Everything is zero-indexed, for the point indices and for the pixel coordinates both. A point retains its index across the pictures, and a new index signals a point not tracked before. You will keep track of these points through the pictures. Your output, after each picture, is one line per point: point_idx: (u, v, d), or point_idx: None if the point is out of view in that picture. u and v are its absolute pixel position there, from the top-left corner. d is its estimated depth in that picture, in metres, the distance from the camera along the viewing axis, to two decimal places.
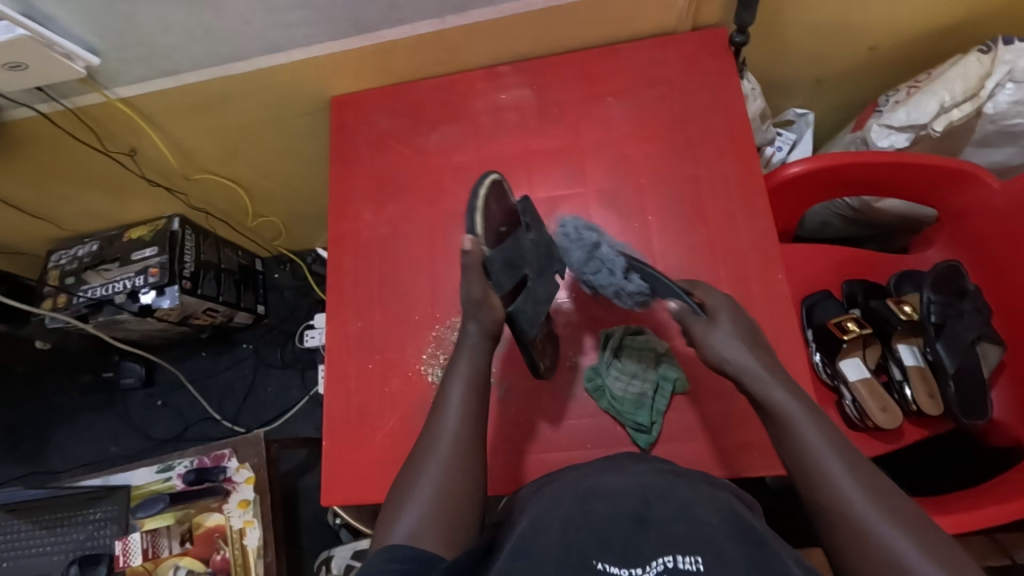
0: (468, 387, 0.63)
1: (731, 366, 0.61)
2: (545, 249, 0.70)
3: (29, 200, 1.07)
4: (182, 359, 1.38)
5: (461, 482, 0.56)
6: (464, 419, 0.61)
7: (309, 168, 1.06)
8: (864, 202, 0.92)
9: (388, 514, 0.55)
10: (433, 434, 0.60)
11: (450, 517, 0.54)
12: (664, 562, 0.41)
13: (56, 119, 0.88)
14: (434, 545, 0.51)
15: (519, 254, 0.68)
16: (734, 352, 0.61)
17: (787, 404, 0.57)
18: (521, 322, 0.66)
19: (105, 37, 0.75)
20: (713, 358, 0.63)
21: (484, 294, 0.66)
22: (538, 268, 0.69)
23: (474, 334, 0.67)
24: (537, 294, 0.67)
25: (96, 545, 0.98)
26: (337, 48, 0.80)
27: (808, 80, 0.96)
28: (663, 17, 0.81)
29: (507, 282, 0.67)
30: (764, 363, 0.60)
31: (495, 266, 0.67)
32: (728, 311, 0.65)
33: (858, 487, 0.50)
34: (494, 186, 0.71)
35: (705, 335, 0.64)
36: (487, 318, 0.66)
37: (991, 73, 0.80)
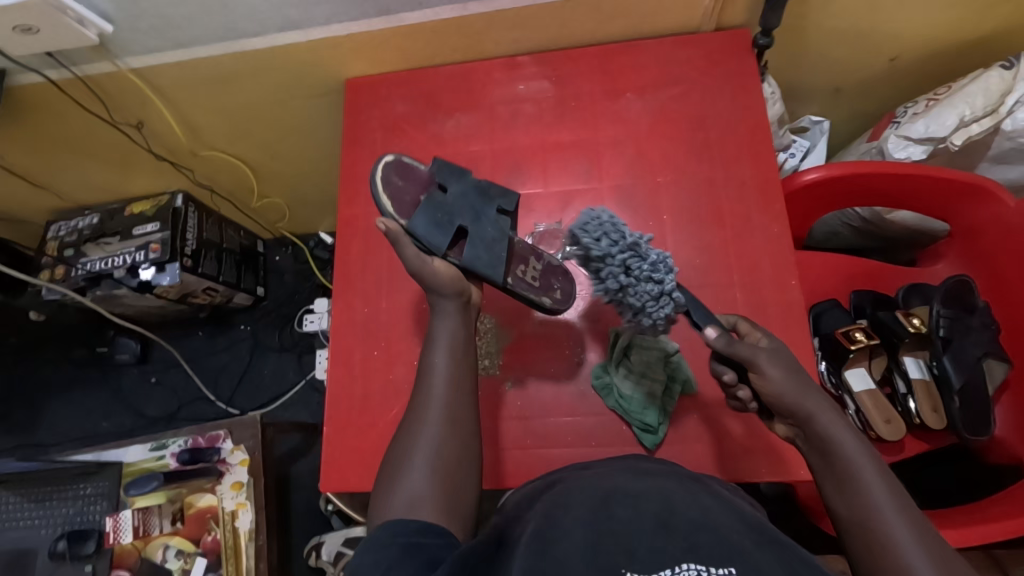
0: (450, 353, 0.60)
1: (800, 407, 0.54)
2: (471, 195, 0.69)
3: (30, 167, 1.05)
4: (179, 338, 1.36)
5: (456, 452, 0.55)
6: (454, 382, 0.58)
7: (317, 149, 1.05)
8: (875, 213, 0.91)
9: (383, 487, 0.54)
10: (422, 402, 0.57)
11: (448, 486, 0.53)
12: (694, 569, 0.39)
13: (64, 85, 0.86)
14: (431, 515, 0.50)
15: (445, 210, 0.66)
16: (801, 392, 0.54)
17: (856, 455, 0.51)
18: (479, 268, 0.64)
19: (119, 4, 0.74)
20: (772, 395, 0.55)
21: (420, 263, 0.62)
22: (471, 216, 0.67)
23: (445, 305, 0.63)
24: (482, 234, 0.66)
25: (85, 521, 0.97)
26: (356, 29, 0.79)
27: (827, 88, 0.96)
28: (687, 16, 0.80)
29: (442, 241, 0.64)
30: (831, 406, 0.54)
31: (423, 229, 0.64)
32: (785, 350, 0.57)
33: (924, 548, 0.46)
34: (392, 165, 0.68)
35: (767, 369, 0.55)
36: (447, 286, 0.63)
37: (1012, 88, 0.80)
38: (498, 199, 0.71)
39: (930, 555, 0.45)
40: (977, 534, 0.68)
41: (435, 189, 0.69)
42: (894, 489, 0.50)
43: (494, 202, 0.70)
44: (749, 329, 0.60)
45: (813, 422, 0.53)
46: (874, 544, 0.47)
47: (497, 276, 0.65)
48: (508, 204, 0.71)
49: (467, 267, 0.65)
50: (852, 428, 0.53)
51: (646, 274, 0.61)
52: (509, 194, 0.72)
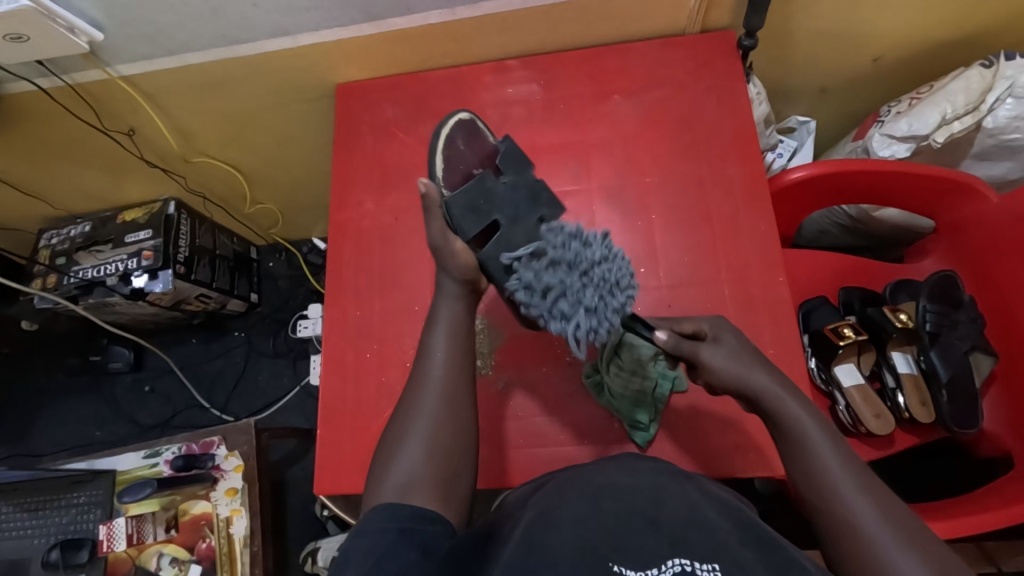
0: (450, 335, 0.60)
1: (746, 385, 0.57)
2: (523, 192, 0.66)
3: (22, 176, 1.05)
4: (173, 346, 1.36)
5: (451, 439, 0.54)
6: (451, 368, 0.58)
7: (309, 155, 1.05)
8: (862, 211, 0.92)
9: (376, 471, 0.54)
10: (419, 385, 0.57)
11: (443, 474, 0.52)
12: (680, 565, 0.40)
13: (56, 94, 0.87)
14: (426, 501, 0.50)
15: (487, 201, 0.64)
16: (745, 369, 0.57)
17: (801, 417, 0.53)
18: (491, 268, 0.63)
19: (110, 13, 0.74)
20: (726, 383, 0.58)
21: (443, 239, 0.63)
22: (512, 214, 0.64)
23: (449, 286, 0.63)
24: (509, 238, 0.63)
25: (79, 530, 0.96)
26: (345, 35, 0.80)
27: (812, 88, 0.97)
28: (673, 18, 0.81)
29: (472, 227, 0.63)
30: (780, 381, 0.56)
31: (459, 212, 0.63)
32: (731, 333, 0.62)
33: (869, 502, 0.47)
34: (461, 128, 0.71)
35: (712, 359, 0.59)
36: (459, 269, 0.63)
37: (992, 87, 0.82)
38: (546, 210, 0.65)
39: (878, 511, 0.46)
40: (966, 525, 0.69)
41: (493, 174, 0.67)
42: (846, 455, 0.50)
43: (539, 210, 0.65)
44: (693, 322, 0.64)
45: (760, 400, 0.56)
46: (824, 499, 0.49)
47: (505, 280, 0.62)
48: (553, 215, 0.66)
49: (484, 262, 0.63)
50: (799, 398, 0.55)
51: (615, 252, 0.63)
52: (559, 208, 0.67)
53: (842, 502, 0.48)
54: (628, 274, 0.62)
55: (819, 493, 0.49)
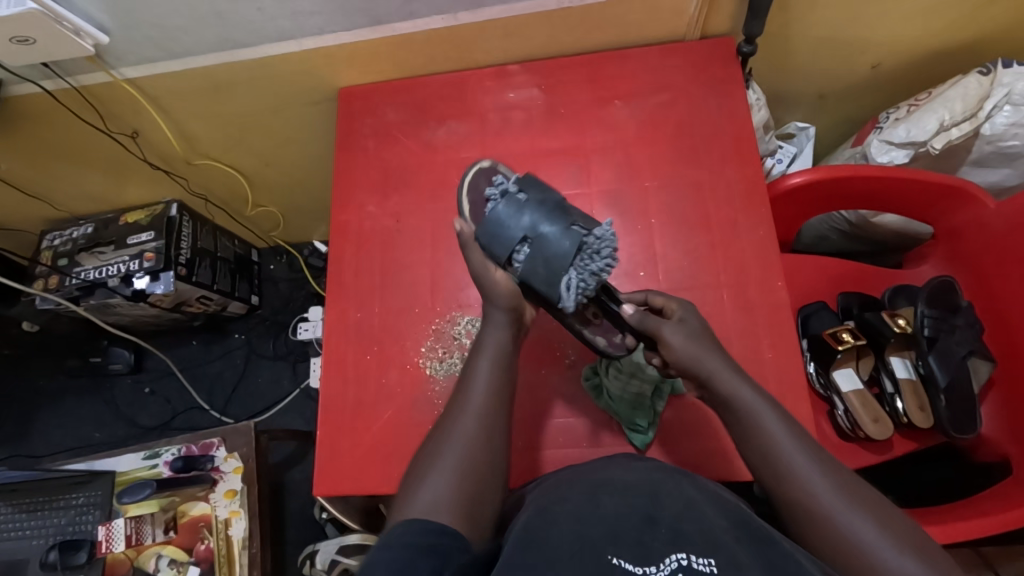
0: (495, 363, 0.61)
1: (700, 368, 0.58)
2: (550, 205, 0.66)
3: (26, 177, 1.06)
4: (173, 347, 1.36)
5: (484, 462, 0.55)
6: (491, 394, 0.59)
7: (311, 158, 1.06)
8: (861, 217, 0.94)
9: (405, 490, 0.53)
10: (458, 410, 0.58)
11: (472, 494, 0.52)
12: (678, 560, 0.41)
13: (61, 96, 0.87)
14: (454, 520, 0.49)
15: (512, 222, 0.65)
16: (699, 352, 0.58)
17: (753, 399, 0.56)
18: (536, 285, 0.64)
19: (115, 16, 0.75)
20: (678, 360, 0.59)
21: (483, 269, 0.65)
22: (541, 228, 0.64)
23: (498, 316, 0.64)
24: (544, 250, 0.63)
25: (77, 531, 0.96)
26: (348, 39, 0.80)
27: (812, 94, 0.98)
28: (673, 24, 0.82)
29: (503, 251, 0.65)
30: (730, 362, 0.58)
31: (488, 240, 0.65)
32: (690, 313, 0.62)
33: (826, 480, 0.50)
34: (484, 172, 0.75)
35: (671, 337, 0.59)
36: (504, 298, 0.63)
37: (989, 94, 0.83)
38: (576, 220, 0.65)
39: (832, 483, 0.50)
40: (965, 529, 0.69)
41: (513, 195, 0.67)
42: (795, 429, 0.54)
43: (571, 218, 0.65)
44: (661, 298, 0.65)
45: (713, 382, 0.57)
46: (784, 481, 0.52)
47: (553, 296, 0.63)
48: (586, 225, 0.65)
49: (524, 281, 0.65)
50: (749, 380, 0.57)
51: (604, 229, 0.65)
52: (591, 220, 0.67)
53: (801, 478, 0.51)
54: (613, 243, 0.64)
55: (779, 475, 0.52)
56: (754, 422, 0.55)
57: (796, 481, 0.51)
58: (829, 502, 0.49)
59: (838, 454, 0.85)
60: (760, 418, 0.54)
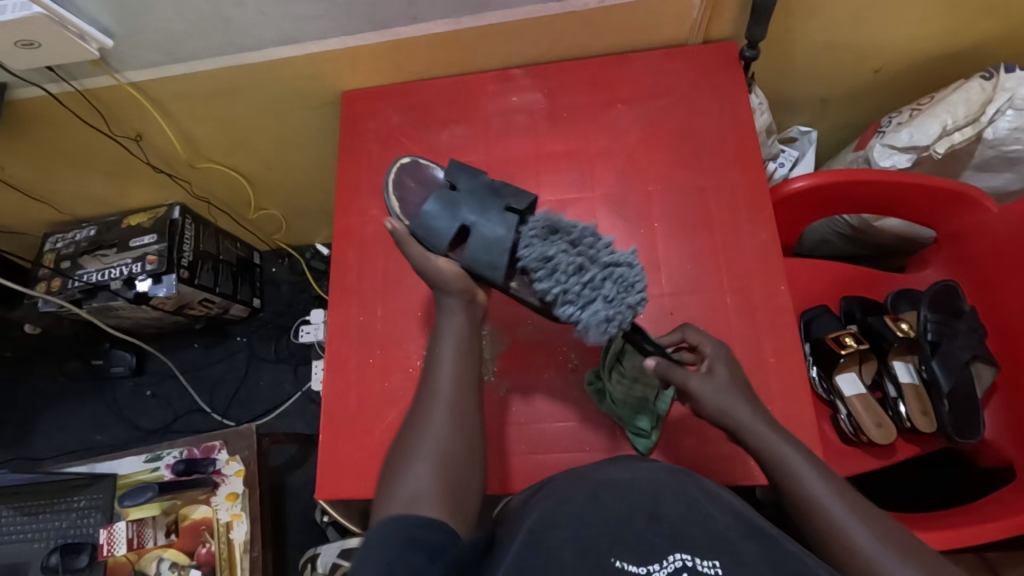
0: (456, 348, 0.61)
1: (730, 419, 0.59)
2: (481, 192, 0.69)
3: (29, 181, 1.06)
4: (175, 350, 1.36)
5: (458, 447, 0.55)
6: (457, 379, 0.59)
7: (313, 162, 1.06)
8: (863, 221, 0.94)
9: (386, 483, 0.54)
10: (427, 398, 0.58)
11: (450, 481, 0.53)
12: (681, 560, 0.40)
13: (65, 100, 0.88)
14: (431, 510, 0.50)
15: (447, 215, 0.67)
16: (730, 405, 0.59)
17: (790, 456, 0.54)
18: (481, 269, 0.65)
19: (120, 20, 0.75)
20: (708, 411, 0.60)
21: (425, 260, 0.65)
22: (478, 215, 0.67)
23: (450, 302, 0.65)
24: (483, 233, 0.65)
25: (78, 535, 0.95)
26: (351, 43, 0.81)
27: (814, 99, 0.98)
28: (675, 29, 0.82)
29: (441, 241, 0.67)
30: (762, 415, 0.58)
31: (422, 232, 0.68)
32: (724, 363, 0.63)
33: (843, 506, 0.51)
34: (407, 168, 0.76)
35: (700, 389, 0.61)
36: (452, 283, 0.65)
37: (992, 99, 0.83)
38: (508, 200, 0.68)
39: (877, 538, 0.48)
40: (971, 534, 0.69)
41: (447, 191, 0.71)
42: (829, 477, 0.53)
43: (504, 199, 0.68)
44: (697, 337, 0.66)
45: (740, 436, 0.58)
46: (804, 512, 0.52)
47: (499, 277, 0.65)
48: (519, 204, 0.67)
49: (470, 267, 0.65)
50: (778, 430, 0.56)
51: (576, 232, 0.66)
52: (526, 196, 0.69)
53: (822, 512, 0.51)
54: (642, 279, 0.63)
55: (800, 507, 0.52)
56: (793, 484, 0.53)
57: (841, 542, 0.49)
58: (879, 560, 0.47)
59: (841, 458, 0.85)
60: (798, 479, 0.53)
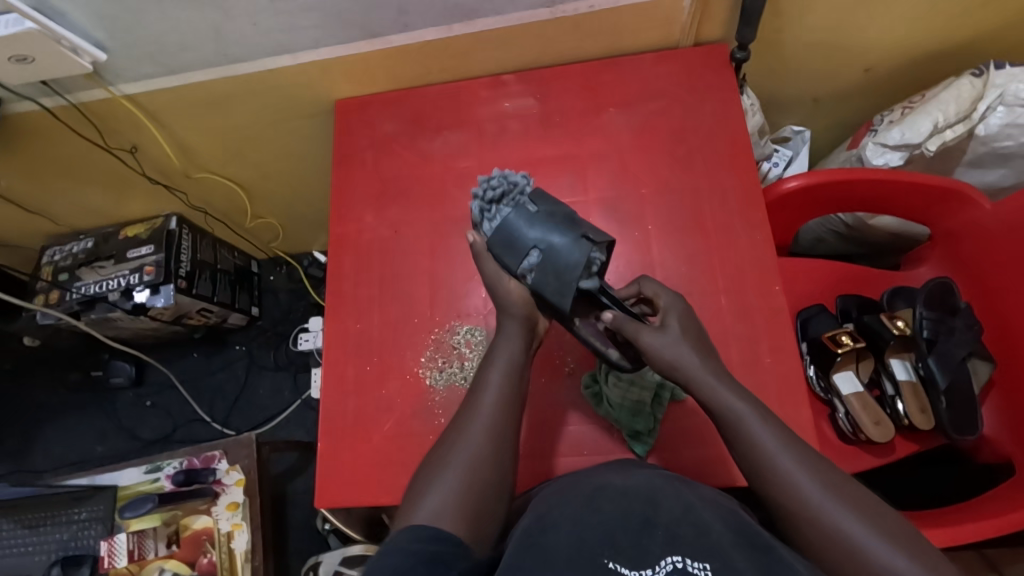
0: (506, 373, 0.60)
1: (680, 373, 0.59)
2: (560, 218, 0.66)
3: (25, 194, 1.06)
4: (174, 360, 1.37)
5: (491, 472, 0.55)
6: (501, 403, 0.59)
7: (309, 170, 1.06)
8: (858, 219, 0.94)
9: (411, 495, 0.54)
10: (468, 417, 0.58)
11: (475, 502, 0.53)
12: (672, 562, 0.41)
13: (60, 113, 0.88)
14: (452, 526, 0.50)
15: (523, 232, 0.66)
16: (680, 357, 0.60)
17: (738, 407, 0.56)
18: (547, 294, 0.64)
19: (113, 33, 0.76)
20: (661, 365, 0.61)
21: (497, 277, 0.66)
22: (553, 237, 0.65)
23: (511, 327, 0.64)
24: (556, 262, 0.63)
25: (79, 546, 0.96)
26: (344, 52, 0.81)
27: (806, 98, 0.98)
28: (665, 32, 0.83)
29: (514, 262, 0.65)
30: (719, 373, 0.59)
31: (498, 249, 0.66)
32: (677, 316, 0.63)
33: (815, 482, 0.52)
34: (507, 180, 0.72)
35: (651, 343, 0.60)
36: (517, 307, 0.65)
37: (983, 95, 0.83)
38: (585, 229, 0.66)
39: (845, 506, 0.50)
40: (967, 531, 0.69)
41: (524, 205, 0.68)
42: (795, 445, 0.54)
43: (580, 228, 0.65)
44: (653, 288, 0.66)
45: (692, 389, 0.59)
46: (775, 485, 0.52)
47: (564, 306, 0.63)
48: (595, 237, 0.65)
49: (536, 291, 0.65)
50: (735, 387, 0.58)
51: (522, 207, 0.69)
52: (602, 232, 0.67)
53: (794, 488, 0.52)
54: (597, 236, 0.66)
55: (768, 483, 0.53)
56: (763, 455, 0.54)
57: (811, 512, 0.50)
58: (846, 528, 0.49)
59: (841, 457, 0.85)
60: (763, 448, 0.54)
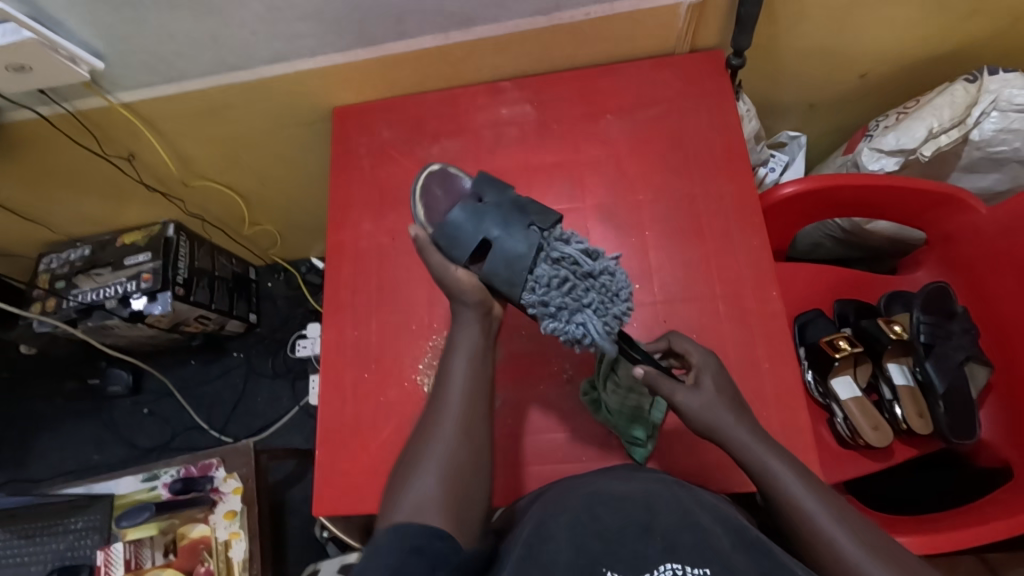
0: (469, 358, 0.62)
1: (718, 433, 0.60)
2: (508, 208, 0.68)
3: (22, 203, 1.06)
4: (171, 368, 1.36)
5: (467, 459, 0.56)
6: (466, 400, 0.59)
7: (308, 178, 1.07)
8: (854, 224, 0.94)
9: (393, 492, 0.54)
10: (438, 409, 0.59)
11: (457, 493, 0.53)
12: (671, 569, 0.41)
13: (58, 122, 0.88)
14: (439, 520, 0.50)
15: (471, 224, 0.67)
16: (719, 418, 0.60)
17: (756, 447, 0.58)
18: (499, 284, 0.65)
19: (110, 42, 0.76)
20: (695, 425, 0.61)
21: (444, 269, 0.67)
22: (502, 230, 0.66)
23: (466, 313, 0.66)
24: (504, 250, 0.65)
25: (76, 556, 0.96)
26: (341, 60, 0.81)
27: (802, 104, 0.99)
28: (661, 39, 0.83)
29: (461, 252, 0.67)
30: (757, 435, 0.59)
31: (444, 241, 0.68)
32: (711, 375, 0.64)
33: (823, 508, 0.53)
34: (436, 175, 0.75)
35: (686, 403, 0.61)
36: (469, 294, 0.66)
37: (977, 101, 0.83)
38: (533, 217, 0.67)
39: (852, 534, 0.51)
40: (967, 537, 0.69)
41: (473, 199, 0.71)
42: (806, 477, 0.56)
43: (528, 217, 0.67)
44: (684, 346, 0.67)
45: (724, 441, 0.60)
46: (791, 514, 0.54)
47: (515, 294, 0.65)
48: (544, 222, 0.67)
49: (489, 281, 0.66)
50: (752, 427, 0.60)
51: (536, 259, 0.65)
52: (551, 213, 0.69)
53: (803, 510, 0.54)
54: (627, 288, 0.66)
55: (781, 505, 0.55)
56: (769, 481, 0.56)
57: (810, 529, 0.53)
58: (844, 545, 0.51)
59: (841, 461, 0.86)
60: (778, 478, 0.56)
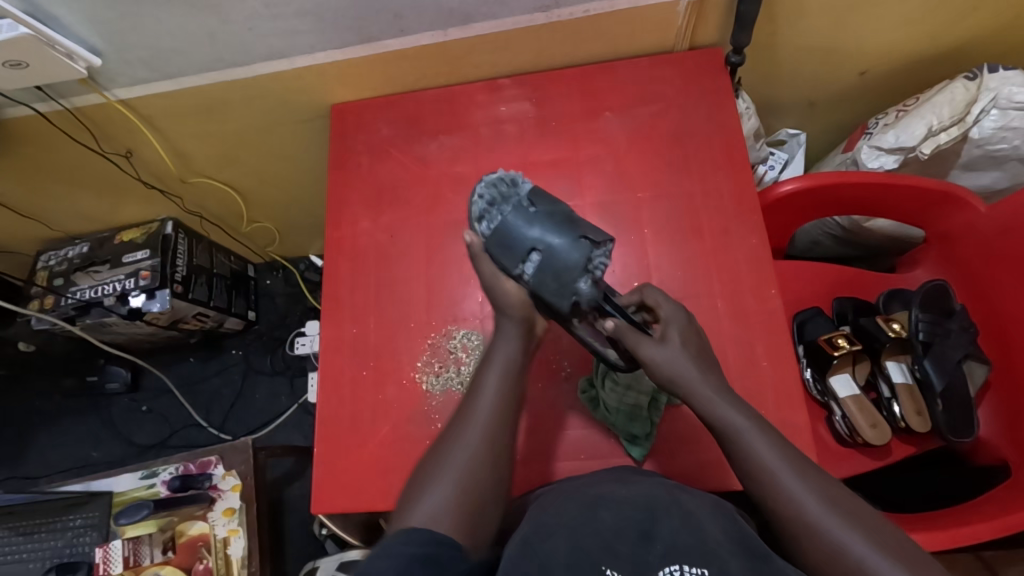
0: (504, 373, 0.61)
1: (681, 388, 0.60)
2: (559, 217, 0.66)
3: (20, 199, 1.06)
4: (170, 365, 1.36)
5: (487, 474, 0.55)
6: (498, 410, 0.58)
7: (306, 175, 1.06)
8: (853, 222, 0.94)
9: (408, 499, 0.54)
10: (465, 418, 0.58)
11: (472, 505, 0.52)
12: (671, 572, 0.41)
13: (55, 118, 0.88)
14: (448, 530, 0.49)
15: (520, 232, 0.66)
16: (680, 370, 0.59)
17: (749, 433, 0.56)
18: (546, 296, 0.64)
19: (107, 38, 0.76)
20: (660, 378, 0.61)
21: (494, 278, 0.65)
22: (554, 239, 0.65)
23: (508, 328, 0.64)
24: (552, 264, 0.64)
25: (75, 553, 0.96)
26: (339, 56, 0.81)
27: (801, 102, 0.98)
28: (660, 36, 0.83)
29: (511, 262, 0.65)
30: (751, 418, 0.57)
31: (495, 249, 0.66)
32: (679, 329, 0.62)
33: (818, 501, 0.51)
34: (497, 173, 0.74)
35: (651, 355, 0.60)
36: (515, 308, 0.64)
37: (977, 99, 0.83)
38: (584, 229, 0.66)
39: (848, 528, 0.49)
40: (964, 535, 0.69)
41: (524, 206, 0.68)
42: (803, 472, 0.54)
43: (580, 229, 0.66)
44: (656, 298, 0.65)
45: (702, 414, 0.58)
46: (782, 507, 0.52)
47: (560, 305, 0.64)
48: (595, 236, 0.66)
49: (535, 291, 0.65)
50: (742, 410, 0.58)
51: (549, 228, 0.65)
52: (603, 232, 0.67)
53: (797, 504, 0.52)
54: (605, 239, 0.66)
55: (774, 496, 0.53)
56: (759, 468, 0.54)
57: (804, 518, 0.51)
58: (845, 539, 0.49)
59: (839, 460, 0.85)
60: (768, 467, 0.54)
